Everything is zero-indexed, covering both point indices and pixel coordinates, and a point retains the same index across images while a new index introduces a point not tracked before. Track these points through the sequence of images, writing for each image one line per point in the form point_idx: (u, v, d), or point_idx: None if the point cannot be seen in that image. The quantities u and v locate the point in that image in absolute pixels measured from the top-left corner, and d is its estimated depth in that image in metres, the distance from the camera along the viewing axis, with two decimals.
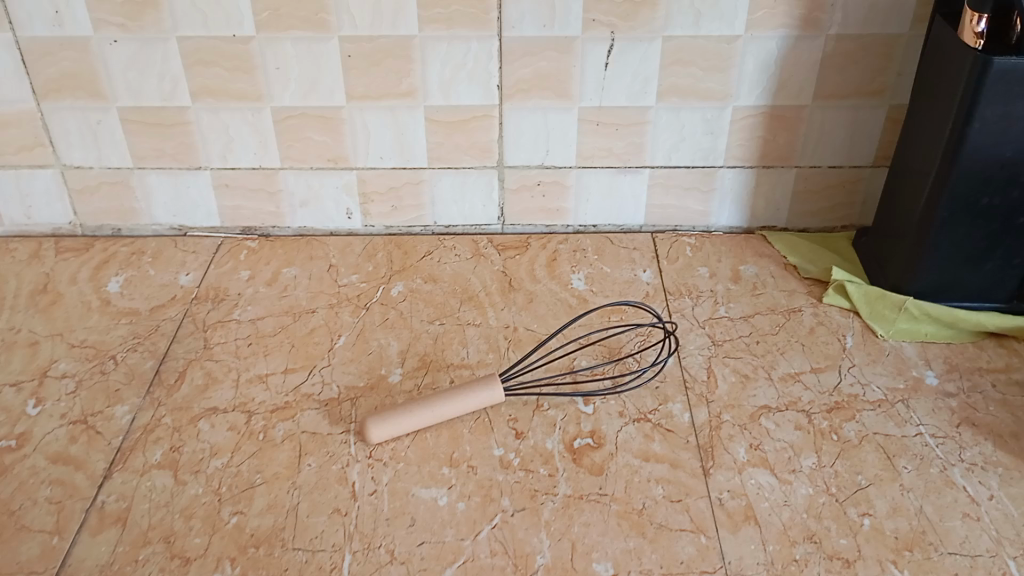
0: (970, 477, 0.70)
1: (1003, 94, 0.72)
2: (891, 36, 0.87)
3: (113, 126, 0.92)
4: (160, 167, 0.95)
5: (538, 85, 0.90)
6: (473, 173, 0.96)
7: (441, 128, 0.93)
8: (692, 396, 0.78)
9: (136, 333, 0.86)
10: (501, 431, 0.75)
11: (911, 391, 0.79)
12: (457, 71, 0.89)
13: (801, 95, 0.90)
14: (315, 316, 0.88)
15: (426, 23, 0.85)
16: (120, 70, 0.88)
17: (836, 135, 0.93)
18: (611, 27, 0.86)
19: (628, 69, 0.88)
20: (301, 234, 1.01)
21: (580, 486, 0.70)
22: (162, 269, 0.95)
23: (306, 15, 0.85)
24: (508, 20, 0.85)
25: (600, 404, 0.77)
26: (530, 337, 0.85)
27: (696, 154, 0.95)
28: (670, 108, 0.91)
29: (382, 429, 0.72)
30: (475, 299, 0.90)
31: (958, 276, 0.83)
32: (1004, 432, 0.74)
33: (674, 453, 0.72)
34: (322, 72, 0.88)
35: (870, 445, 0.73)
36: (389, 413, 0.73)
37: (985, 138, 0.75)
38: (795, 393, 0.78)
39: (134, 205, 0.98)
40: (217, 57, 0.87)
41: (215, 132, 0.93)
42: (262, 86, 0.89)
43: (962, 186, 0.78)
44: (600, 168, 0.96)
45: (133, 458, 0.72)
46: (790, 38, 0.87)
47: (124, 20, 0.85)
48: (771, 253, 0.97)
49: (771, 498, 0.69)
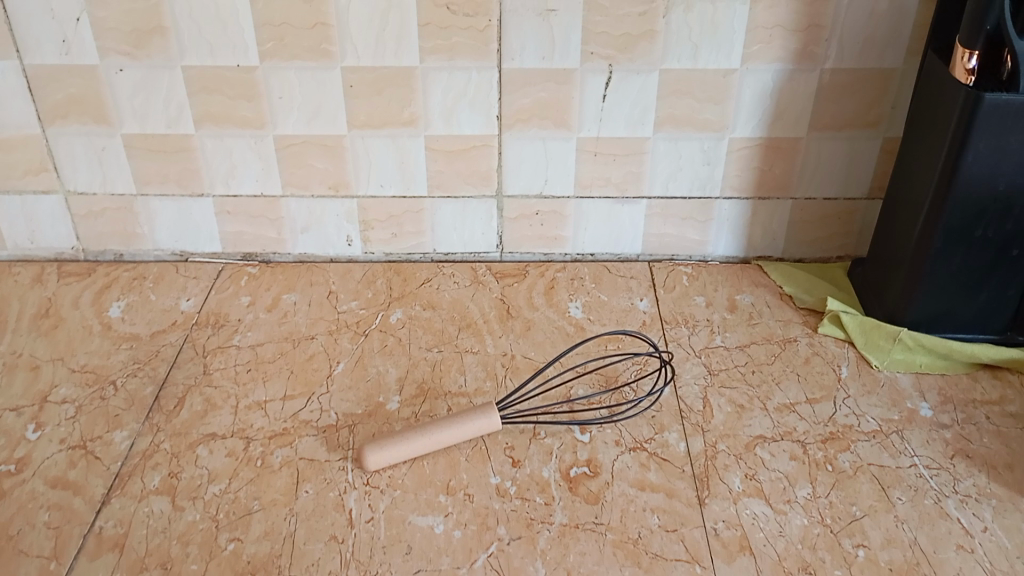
0: (964, 508, 0.71)
1: (996, 127, 0.74)
2: (885, 69, 0.88)
3: (118, 152, 0.93)
4: (164, 194, 0.96)
5: (540, 114, 0.91)
6: (473, 201, 0.97)
7: (442, 156, 0.94)
8: (688, 425, 0.79)
9: (137, 359, 0.86)
10: (497, 458, 0.75)
11: (905, 422, 0.79)
12: (459, 100, 0.90)
13: (798, 127, 0.92)
14: (315, 342, 0.89)
15: (428, 54, 0.87)
16: (127, 97, 0.90)
17: (832, 166, 0.94)
18: (609, 59, 0.87)
19: (627, 99, 0.90)
20: (302, 260, 1.01)
21: (576, 515, 0.70)
22: (164, 294, 0.96)
23: (310, 45, 0.86)
24: (508, 52, 0.87)
25: (596, 432, 0.78)
26: (527, 365, 0.86)
27: (694, 183, 0.96)
28: (668, 138, 0.92)
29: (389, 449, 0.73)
30: (474, 326, 0.91)
31: (953, 306, 0.84)
32: (998, 463, 0.75)
33: (670, 483, 0.73)
34: (326, 99, 0.90)
35: (864, 476, 0.74)
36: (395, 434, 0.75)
37: (979, 170, 0.76)
38: (790, 423, 0.79)
39: (138, 230, 0.99)
40: (223, 84, 0.89)
41: (219, 159, 0.94)
42: (266, 114, 0.91)
43: (956, 217, 0.79)
44: (598, 197, 0.97)
45: (131, 483, 0.73)
46: (786, 71, 0.88)
47: (131, 48, 0.87)
48: (767, 283, 0.98)
49: (765, 528, 0.69)
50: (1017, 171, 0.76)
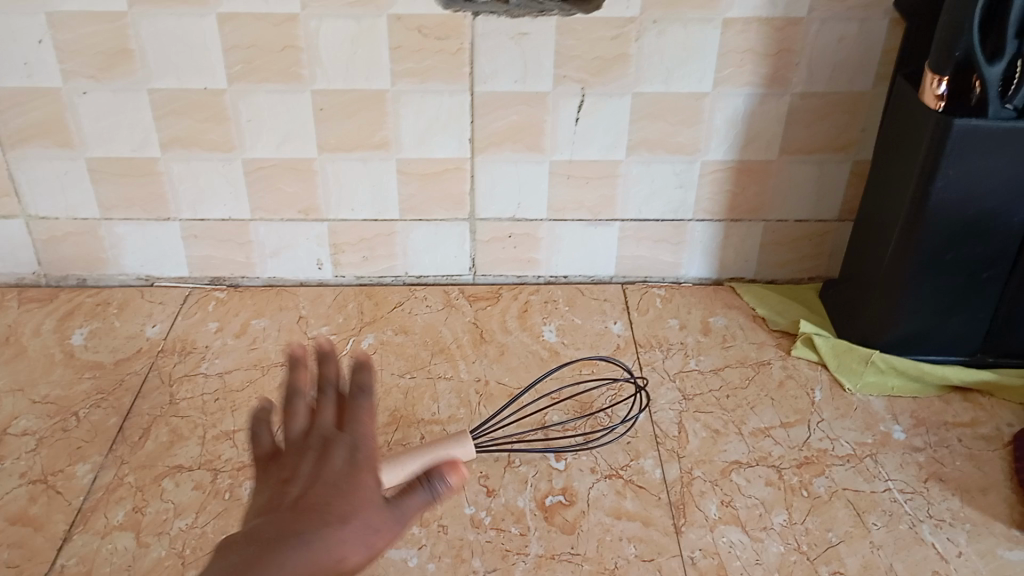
0: (939, 533, 0.71)
1: (965, 154, 0.74)
2: (855, 94, 0.89)
3: (82, 176, 0.91)
4: (129, 218, 0.95)
5: (512, 138, 0.90)
6: (445, 225, 0.96)
7: (414, 179, 0.93)
8: (664, 451, 0.78)
9: (100, 388, 0.84)
10: (472, 488, 0.74)
11: (879, 446, 0.79)
12: (431, 124, 0.89)
13: (770, 150, 0.92)
14: (285, 369, 0.87)
15: (400, 77, 0.86)
16: (91, 120, 0.88)
17: (804, 189, 0.95)
18: (582, 83, 0.87)
19: (600, 123, 0.90)
20: (271, 284, 1.00)
21: (552, 546, 0.69)
22: (128, 320, 0.93)
23: (280, 69, 0.85)
24: (481, 75, 0.86)
25: (572, 460, 0.77)
26: (501, 392, 0.85)
27: (667, 207, 0.96)
28: (641, 162, 0.92)
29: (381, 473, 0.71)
30: (447, 351, 0.90)
31: (924, 329, 0.85)
32: (971, 487, 0.75)
33: (646, 511, 0.72)
34: (296, 123, 0.89)
35: (840, 501, 0.73)
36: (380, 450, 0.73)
37: (949, 196, 0.77)
38: (766, 448, 0.79)
39: (102, 255, 0.97)
40: (190, 107, 0.87)
41: (186, 183, 0.92)
42: (234, 137, 0.89)
43: (927, 242, 0.79)
44: (571, 220, 0.96)
45: (94, 519, 0.70)
46: (758, 95, 0.88)
47: (95, 71, 0.85)
48: (740, 305, 0.98)
49: (742, 556, 0.69)
50: (987, 196, 0.77)
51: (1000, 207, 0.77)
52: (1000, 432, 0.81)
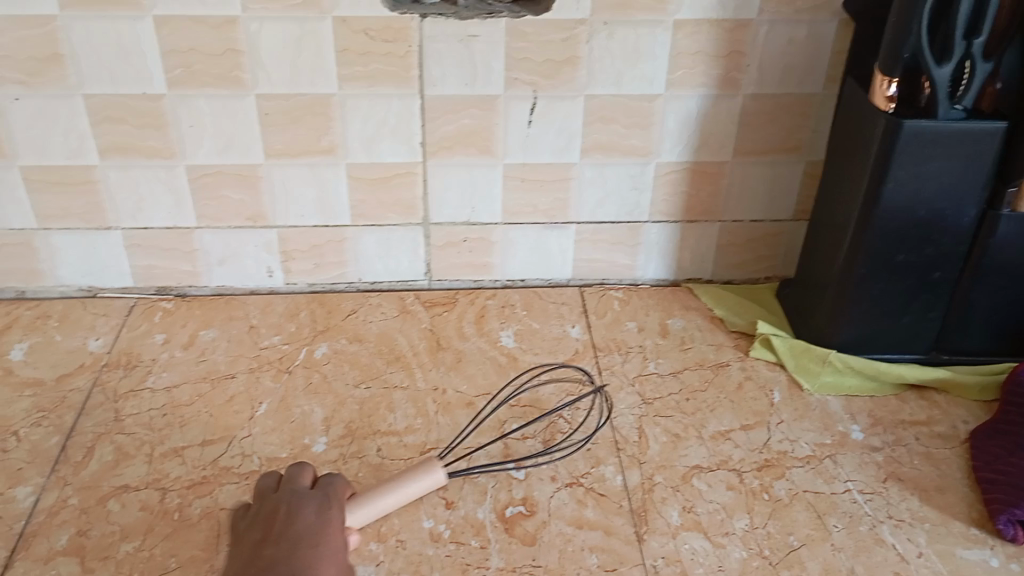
0: (899, 533, 0.71)
1: (914, 156, 0.75)
2: (806, 94, 0.88)
3: (16, 186, 0.88)
4: (67, 228, 0.91)
5: (463, 142, 0.89)
6: (397, 230, 0.94)
7: (365, 185, 0.91)
8: (624, 458, 0.77)
9: (41, 406, 0.81)
10: (430, 501, 0.72)
11: (838, 446, 0.79)
12: (380, 128, 0.87)
13: (723, 151, 0.92)
14: (235, 382, 0.84)
15: (347, 81, 0.84)
16: (23, 128, 0.84)
17: (757, 190, 0.95)
18: (534, 86, 0.86)
19: (552, 126, 0.88)
20: (220, 292, 0.97)
21: (513, 558, 0.68)
22: (70, 334, 0.90)
23: (221, 73, 0.82)
24: (429, 79, 0.84)
25: (532, 469, 0.76)
26: (459, 400, 0.83)
27: (622, 209, 0.95)
28: (595, 165, 0.91)
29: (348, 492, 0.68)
30: (403, 359, 0.88)
31: (878, 329, 0.85)
32: (929, 486, 0.75)
33: (608, 519, 0.71)
34: (239, 128, 0.86)
35: (800, 504, 0.73)
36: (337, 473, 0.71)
37: (899, 198, 0.77)
38: (726, 452, 0.78)
39: (40, 266, 0.93)
40: (128, 113, 0.84)
41: (126, 191, 0.89)
42: (175, 144, 0.86)
43: (878, 244, 0.80)
44: (526, 224, 0.95)
45: (35, 545, 0.67)
46: (710, 97, 0.88)
47: (26, 76, 0.81)
48: (698, 307, 0.97)
49: (705, 563, 0.68)
50: (936, 199, 0.77)
51: (950, 209, 0.78)
52: (955, 430, 0.81)
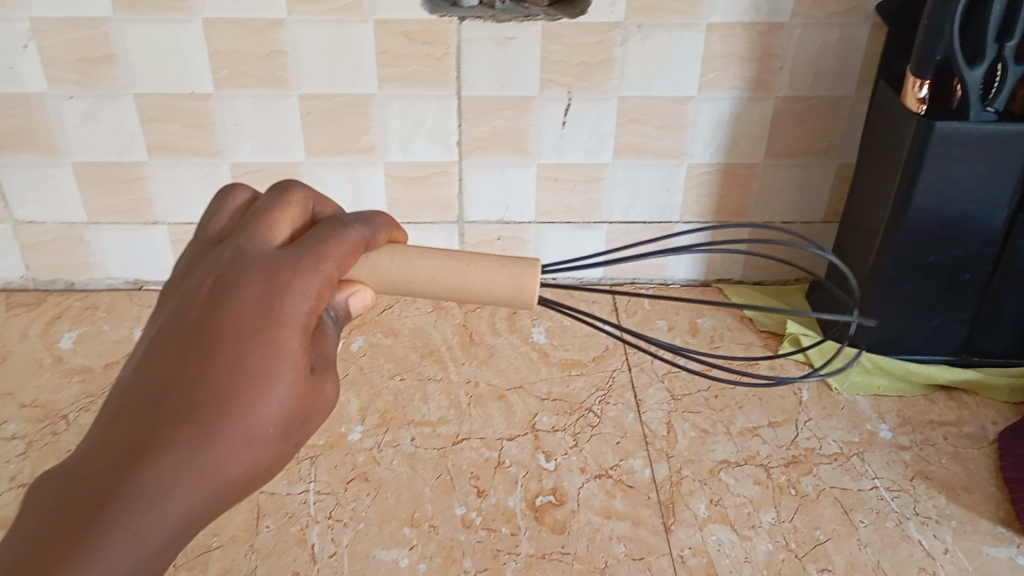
0: (925, 530, 0.71)
1: (943, 157, 0.75)
2: (837, 97, 0.90)
3: (68, 182, 0.91)
4: (115, 223, 0.94)
5: (498, 142, 0.91)
6: (432, 228, 0.96)
7: (401, 183, 0.93)
8: (653, 451, 0.79)
9: (89, 393, 0.84)
10: (462, 489, 0.74)
11: (865, 445, 0.80)
12: (417, 128, 0.89)
13: (754, 153, 0.93)
14: None
15: (385, 82, 0.86)
16: (76, 126, 0.88)
17: (788, 191, 0.96)
18: (568, 87, 0.87)
19: (585, 127, 0.90)
20: None
21: (542, 545, 0.69)
22: (116, 324, 0.93)
23: (264, 74, 0.85)
24: (466, 80, 0.87)
25: (562, 460, 0.77)
26: (490, 393, 0.85)
27: (653, 210, 0.97)
28: (627, 165, 0.93)
29: (390, 238, 0.58)
30: (436, 354, 0.90)
31: (908, 330, 0.86)
32: (956, 485, 0.76)
33: (636, 510, 0.73)
34: (282, 126, 0.89)
35: (827, 500, 0.74)
36: (374, 217, 0.56)
37: (929, 199, 0.78)
38: (753, 447, 0.79)
39: (88, 259, 0.97)
40: (175, 112, 0.87)
41: (172, 187, 0.92)
42: (220, 142, 0.89)
43: (910, 244, 0.80)
44: (558, 223, 0.97)
45: None
46: (741, 99, 0.89)
47: (79, 76, 0.85)
48: (727, 307, 0.99)
49: (731, 554, 0.69)
50: (967, 199, 0.78)
51: (980, 209, 0.78)
52: (985, 431, 0.82)
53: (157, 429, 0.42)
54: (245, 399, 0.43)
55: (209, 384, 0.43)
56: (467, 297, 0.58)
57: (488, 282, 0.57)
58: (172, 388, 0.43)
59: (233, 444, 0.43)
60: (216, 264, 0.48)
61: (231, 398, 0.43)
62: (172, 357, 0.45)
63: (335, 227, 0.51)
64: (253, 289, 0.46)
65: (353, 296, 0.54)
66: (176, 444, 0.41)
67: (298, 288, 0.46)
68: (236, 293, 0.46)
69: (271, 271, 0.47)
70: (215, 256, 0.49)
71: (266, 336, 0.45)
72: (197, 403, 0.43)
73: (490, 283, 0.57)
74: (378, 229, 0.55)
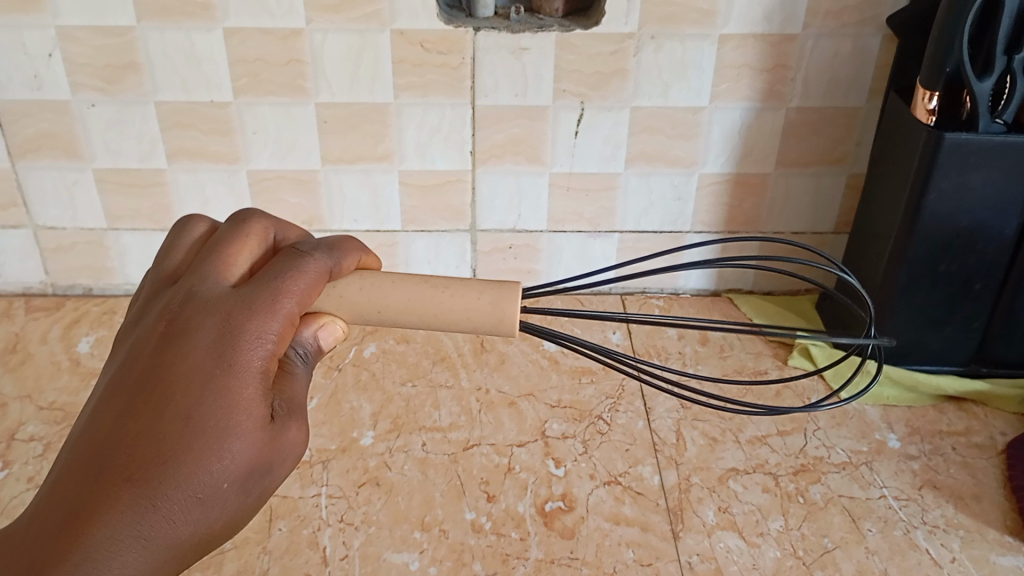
0: (933, 539, 0.72)
1: (957, 166, 0.76)
2: (849, 108, 0.90)
3: (89, 187, 0.93)
4: (134, 228, 0.96)
5: (512, 150, 0.92)
6: (446, 235, 0.98)
7: (416, 191, 0.94)
8: (662, 458, 0.79)
9: None
10: (473, 494, 0.75)
11: (874, 454, 0.80)
12: (433, 135, 0.91)
13: (766, 163, 0.94)
14: None
15: (402, 91, 0.88)
16: (98, 132, 0.90)
17: (800, 201, 0.96)
18: (581, 97, 0.89)
19: (598, 136, 0.91)
20: None
21: (552, 550, 0.70)
22: None
23: (284, 82, 0.87)
24: (481, 88, 0.88)
25: (572, 466, 0.78)
26: (502, 399, 0.86)
27: (665, 218, 0.97)
28: (639, 174, 0.94)
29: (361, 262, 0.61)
30: (448, 360, 0.91)
31: (919, 339, 0.86)
32: (965, 494, 0.76)
33: (644, 516, 0.73)
34: (300, 134, 0.90)
35: (836, 508, 0.75)
36: (342, 243, 0.59)
37: (942, 207, 0.78)
38: (763, 455, 0.80)
39: (108, 264, 0.98)
40: (196, 120, 0.89)
41: (191, 193, 0.94)
42: (239, 149, 0.91)
43: (921, 253, 0.81)
44: (570, 232, 0.98)
45: None
46: (753, 109, 0.90)
47: (102, 84, 0.87)
48: (738, 316, 0.99)
49: (739, 561, 0.70)
50: (979, 208, 0.78)
51: (992, 218, 0.79)
52: (994, 441, 0.82)
53: (119, 469, 0.45)
54: (210, 437, 0.47)
55: (167, 424, 0.47)
56: (441, 323, 0.59)
57: (466, 313, 0.58)
58: (131, 430, 0.46)
59: (184, 493, 0.46)
60: (167, 309, 0.51)
61: (194, 437, 0.47)
62: (127, 396, 0.48)
63: (291, 260, 0.54)
64: (206, 335, 0.50)
65: (321, 329, 0.57)
66: (149, 482, 0.45)
67: (249, 333, 0.50)
68: (188, 341, 0.49)
69: (225, 314, 0.50)
70: (169, 298, 0.52)
71: (219, 378, 0.48)
72: (146, 457, 0.46)
73: (469, 313, 0.58)
74: (346, 255, 0.59)
